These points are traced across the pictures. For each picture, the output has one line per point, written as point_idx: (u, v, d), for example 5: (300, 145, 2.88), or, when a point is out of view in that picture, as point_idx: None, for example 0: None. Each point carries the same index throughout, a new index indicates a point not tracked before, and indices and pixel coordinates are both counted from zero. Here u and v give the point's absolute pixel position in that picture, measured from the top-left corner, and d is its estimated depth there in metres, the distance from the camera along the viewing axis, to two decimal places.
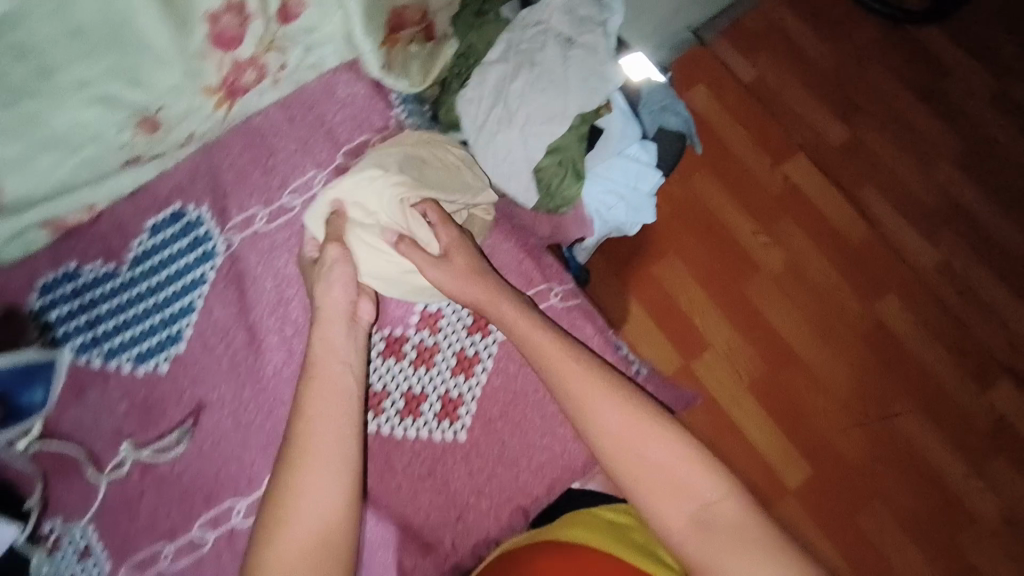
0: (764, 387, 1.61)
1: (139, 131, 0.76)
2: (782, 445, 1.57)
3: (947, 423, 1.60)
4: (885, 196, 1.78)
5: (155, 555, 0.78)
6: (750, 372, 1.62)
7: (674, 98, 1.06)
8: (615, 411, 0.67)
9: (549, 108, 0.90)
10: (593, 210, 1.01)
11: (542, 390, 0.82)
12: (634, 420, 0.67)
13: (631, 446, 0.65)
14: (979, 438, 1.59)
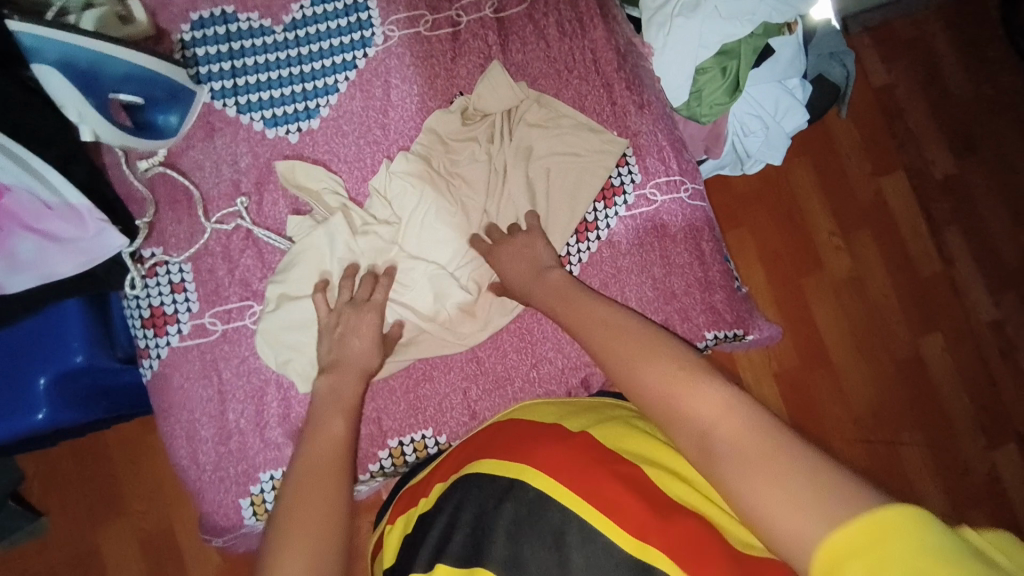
0: (787, 377, 1.55)
1: None
2: None
3: (945, 469, 1.53)
4: (967, 241, 1.64)
5: (242, 311, 0.78)
6: (780, 360, 1.55)
7: (846, 49, 1.01)
8: (614, 340, 0.60)
9: (739, 7, 0.86)
10: (730, 132, 0.99)
11: (646, 276, 0.83)
12: (637, 348, 0.58)
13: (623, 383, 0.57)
14: (973, 497, 1.52)
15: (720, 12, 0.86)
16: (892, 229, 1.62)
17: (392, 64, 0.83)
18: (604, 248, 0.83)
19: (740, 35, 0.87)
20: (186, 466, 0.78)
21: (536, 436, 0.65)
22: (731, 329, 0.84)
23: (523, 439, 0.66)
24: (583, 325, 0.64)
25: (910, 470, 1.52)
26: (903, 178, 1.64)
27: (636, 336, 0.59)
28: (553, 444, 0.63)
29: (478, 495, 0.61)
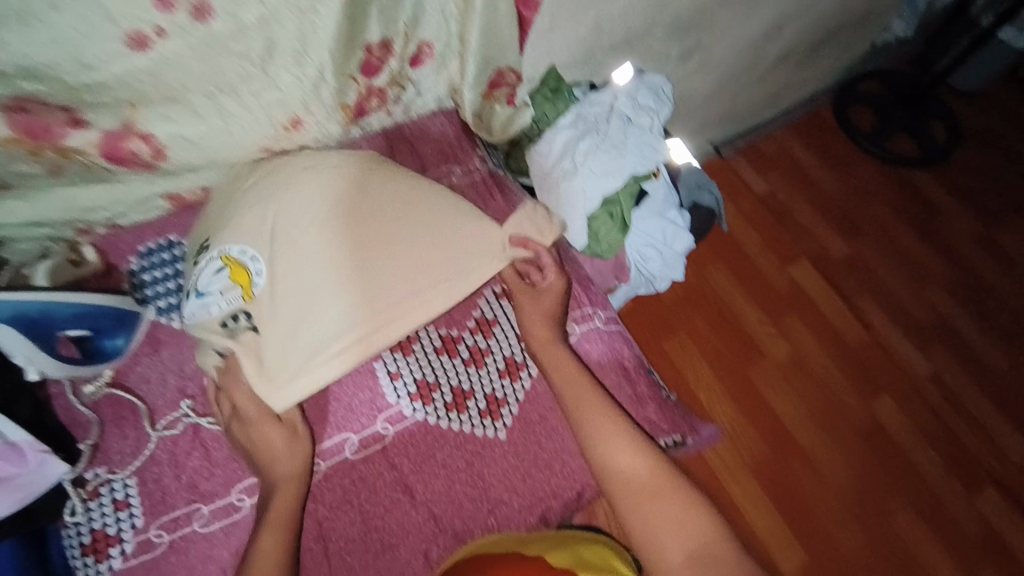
0: (769, 474, 1.56)
1: (285, 127, 0.85)
2: (784, 531, 1.49)
3: (940, 530, 1.51)
4: (882, 309, 1.80)
5: (190, 515, 0.78)
6: (755, 456, 1.58)
7: (708, 180, 1.24)
8: (655, 498, 0.76)
9: (608, 166, 1.05)
10: (632, 260, 1.13)
11: None
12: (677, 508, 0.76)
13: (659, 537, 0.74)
14: (976, 556, 1.49)
15: (595, 172, 1.05)
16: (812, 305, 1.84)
17: None
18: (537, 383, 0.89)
19: (614, 187, 1.05)
20: None
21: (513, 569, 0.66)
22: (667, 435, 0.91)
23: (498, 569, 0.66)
24: (633, 470, 0.79)
25: (911, 541, 1.50)
26: (808, 264, 1.84)
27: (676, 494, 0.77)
28: None
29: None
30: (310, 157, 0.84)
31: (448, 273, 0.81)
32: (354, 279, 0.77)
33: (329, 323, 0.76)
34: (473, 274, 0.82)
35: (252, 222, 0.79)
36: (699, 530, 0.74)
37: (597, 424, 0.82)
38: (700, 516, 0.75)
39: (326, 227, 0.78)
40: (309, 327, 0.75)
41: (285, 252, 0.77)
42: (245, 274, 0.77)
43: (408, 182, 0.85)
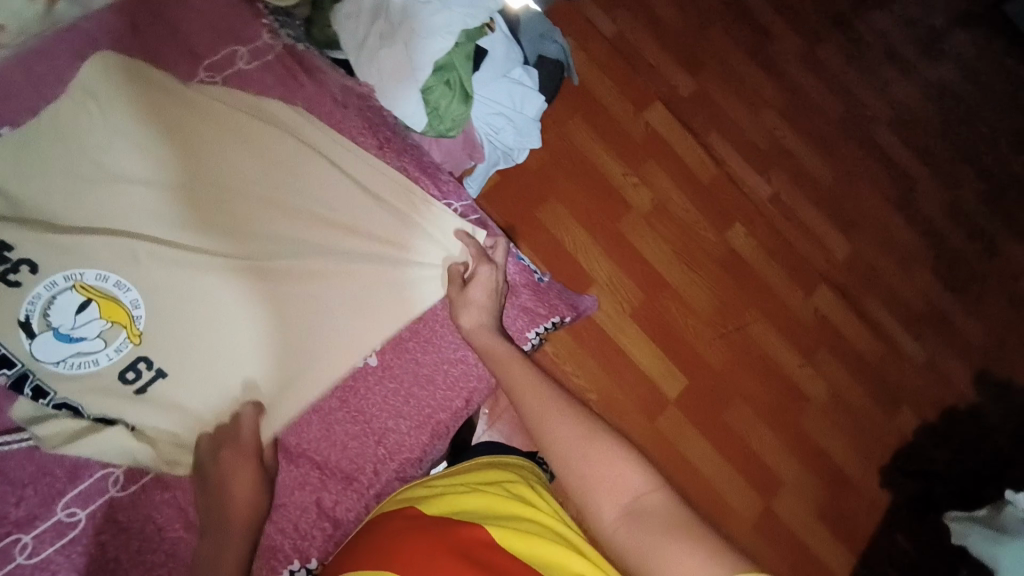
0: (646, 314, 1.69)
1: None
2: (661, 361, 1.66)
3: (784, 327, 1.76)
4: (729, 141, 1.87)
5: (8, 550, 0.63)
6: (632, 301, 1.69)
7: (550, 26, 1.09)
8: (577, 453, 0.58)
9: (433, 22, 0.86)
10: (482, 135, 1.02)
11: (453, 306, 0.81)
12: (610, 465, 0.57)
13: (588, 496, 0.56)
14: (812, 340, 1.76)
15: (418, 34, 0.87)
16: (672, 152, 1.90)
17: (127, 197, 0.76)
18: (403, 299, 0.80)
19: (445, 48, 0.87)
20: None
21: (399, 530, 0.60)
22: (550, 319, 0.87)
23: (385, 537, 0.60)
24: (555, 430, 0.61)
25: (762, 343, 1.74)
26: (660, 106, 1.83)
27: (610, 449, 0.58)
28: (422, 545, 0.57)
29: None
30: (157, 152, 0.73)
31: (352, 270, 0.77)
32: (257, 298, 0.73)
33: (238, 350, 0.72)
34: (379, 273, 0.78)
35: (109, 243, 0.69)
36: (637, 484, 0.55)
37: (516, 370, 0.69)
38: (637, 469, 0.56)
39: (211, 242, 0.73)
40: (215, 359, 0.71)
41: (172, 276, 0.71)
42: (119, 308, 0.69)
43: (285, 171, 0.77)
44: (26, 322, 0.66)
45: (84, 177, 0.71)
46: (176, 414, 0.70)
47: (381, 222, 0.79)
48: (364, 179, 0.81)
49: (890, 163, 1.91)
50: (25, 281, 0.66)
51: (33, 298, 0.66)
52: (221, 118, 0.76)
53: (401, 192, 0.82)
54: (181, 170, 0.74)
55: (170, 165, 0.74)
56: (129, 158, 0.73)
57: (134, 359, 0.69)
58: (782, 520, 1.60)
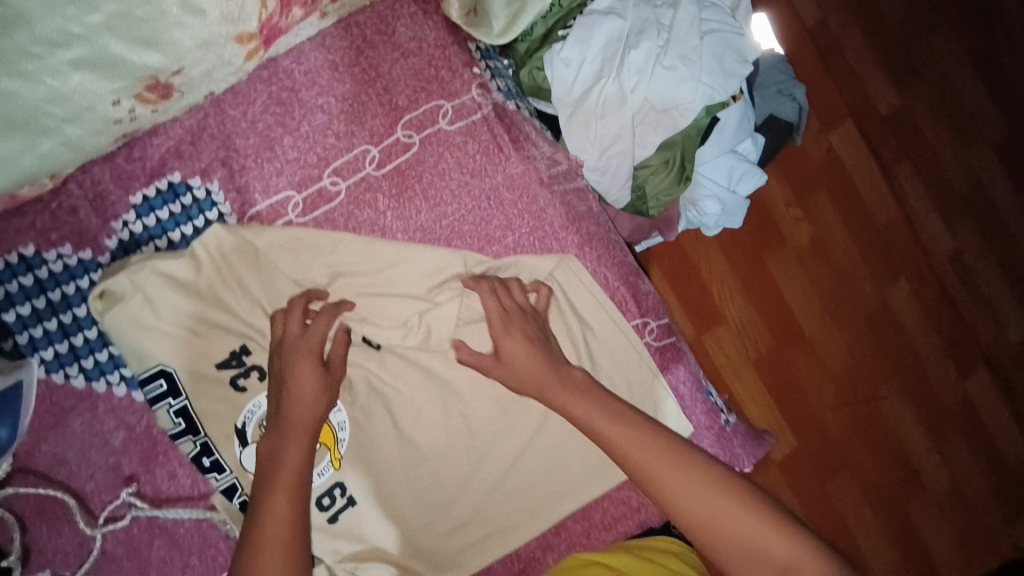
0: (769, 365, 1.48)
1: (145, 100, 0.48)
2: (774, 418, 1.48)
3: (923, 410, 1.52)
4: (921, 179, 1.55)
5: None
6: (758, 348, 1.47)
7: (794, 80, 0.88)
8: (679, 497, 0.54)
9: (671, 91, 0.70)
10: (683, 213, 0.85)
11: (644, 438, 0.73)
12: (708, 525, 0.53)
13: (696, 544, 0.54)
14: (948, 425, 1.52)
15: (653, 103, 0.71)
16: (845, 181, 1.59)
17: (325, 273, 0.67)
18: (579, 433, 0.72)
19: (677, 124, 0.72)
20: None
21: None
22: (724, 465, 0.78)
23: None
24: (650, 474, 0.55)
25: (893, 421, 1.50)
26: (851, 124, 1.51)
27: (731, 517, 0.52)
28: None
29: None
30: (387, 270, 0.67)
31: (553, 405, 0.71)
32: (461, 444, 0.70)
33: (432, 493, 0.69)
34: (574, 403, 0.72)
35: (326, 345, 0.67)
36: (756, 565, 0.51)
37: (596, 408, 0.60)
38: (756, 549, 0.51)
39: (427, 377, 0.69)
40: (414, 500, 0.69)
41: (386, 410, 0.68)
42: (328, 429, 0.66)
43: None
44: (244, 431, 0.62)
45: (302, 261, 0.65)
46: (365, 532, 0.68)
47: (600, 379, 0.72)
48: (588, 325, 0.72)
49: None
50: (253, 388, 0.63)
51: (253, 407, 0.63)
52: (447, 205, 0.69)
53: (623, 350, 0.73)
54: (410, 261, 0.68)
55: (401, 253, 0.67)
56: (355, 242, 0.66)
57: (332, 485, 0.66)
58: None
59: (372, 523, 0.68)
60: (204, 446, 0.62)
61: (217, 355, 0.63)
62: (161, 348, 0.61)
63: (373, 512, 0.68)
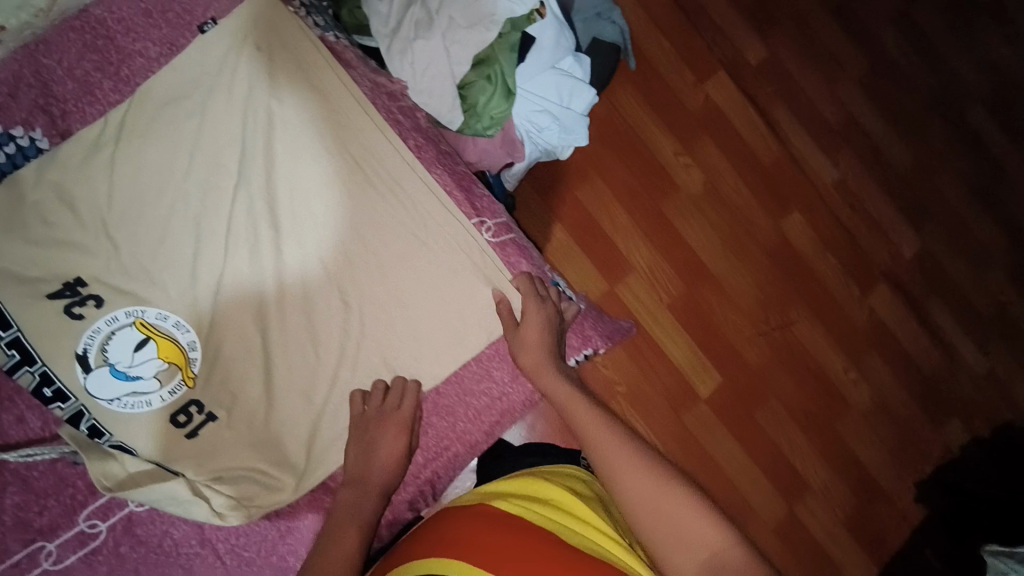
0: (684, 307, 1.46)
1: None
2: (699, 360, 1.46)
3: (833, 327, 1.54)
4: (796, 115, 1.60)
5: (35, 556, 0.66)
6: (670, 292, 1.46)
7: (610, 4, 0.95)
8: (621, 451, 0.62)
9: (474, 9, 0.77)
10: (524, 132, 0.91)
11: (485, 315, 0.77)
12: (657, 482, 0.59)
13: (645, 517, 0.57)
14: (862, 341, 1.55)
15: (458, 20, 0.77)
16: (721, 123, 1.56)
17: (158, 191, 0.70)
18: (433, 331, 0.76)
19: (485, 39, 0.77)
20: None
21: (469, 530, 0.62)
22: (582, 350, 0.84)
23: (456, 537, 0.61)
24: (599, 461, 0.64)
25: (809, 345, 1.53)
26: (723, 77, 1.54)
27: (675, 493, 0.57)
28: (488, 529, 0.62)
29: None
30: (222, 193, 0.71)
31: (397, 297, 0.75)
32: (308, 347, 0.72)
33: (286, 394, 0.71)
34: (417, 294, 0.75)
35: (160, 262, 0.69)
36: (706, 540, 0.54)
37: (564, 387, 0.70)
38: (699, 513, 0.56)
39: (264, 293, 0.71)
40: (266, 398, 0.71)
41: (226, 325, 0.70)
42: (176, 349, 0.69)
43: (344, 214, 0.74)
44: (86, 357, 0.66)
45: (125, 184, 0.69)
46: (221, 436, 0.70)
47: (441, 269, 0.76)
48: (424, 216, 0.76)
49: (974, 145, 1.66)
50: (90, 316, 0.66)
51: (93, 332, 0.66)
52: (259, 116, 0.72)
53: (461, 237, 0.76)
54: (237, 180, 0.71)
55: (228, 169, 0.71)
56: (174, 155, 0.70)
57: (187, 401, 0.69)
58: (805, 525, 1.46)
59: (228, 426, 0.70)
60: (44, 377, 0.65)
61: (51, 287, 0.66)
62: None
63: (231, 417, 0.70)
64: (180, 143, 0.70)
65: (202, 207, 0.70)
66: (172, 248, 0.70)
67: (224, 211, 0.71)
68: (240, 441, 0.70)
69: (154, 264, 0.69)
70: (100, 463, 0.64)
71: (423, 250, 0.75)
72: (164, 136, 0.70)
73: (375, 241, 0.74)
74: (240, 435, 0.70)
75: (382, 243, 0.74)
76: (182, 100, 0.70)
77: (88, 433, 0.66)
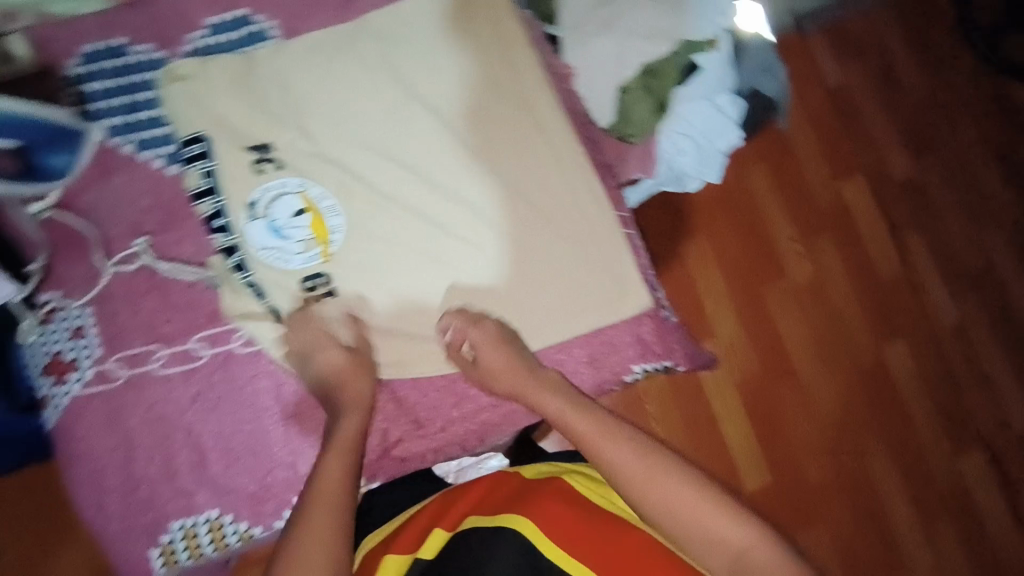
0: (753, 390, 1.42)
1: None
2: (753, 452, 1.39)
3: (909, 472, 1.43)
4: (929, 246, 1.52)
5: (147, 355, 0.76)
6: (746, 373, 1.42)
7: (777, 62, 1.00)
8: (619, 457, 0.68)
9: (655, 26, 0.86)
10: (663, 154, 0.95)
11: (593, 292, 0.81)
12: (688, 488, 0.66)
13: (679, 520, 0.64)
14: (936, 501, 1.43)
15: (638, 33, 0.86)
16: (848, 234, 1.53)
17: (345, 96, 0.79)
18: (541, 292, 0.81)
19: (658, 53, 0.87)
20: (91, 516, 0.75)
21: (512, 496, 0.73)
22: (658, 361, 0.83)
23: (509, 499, 0.73)
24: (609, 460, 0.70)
25: (875, 476, 1.42)
26: (861, 181, 1.52)
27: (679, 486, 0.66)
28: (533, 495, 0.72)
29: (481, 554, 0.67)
30: (408, 125, 0.80)
31: (521, 246, 0.81)
32: (431, 269, 0.80)
33: (404, 296, 0.79)
34: (539, 250, 0.81)
35: (331, 151, 0.78)
36: (736, 545, 0.62)
37: (562, 401, 0.75)
38: (727, 516, 0.64)
39: (410, 215, 0.80)
40: (387, 294, 0.79)
41: (368, 225, 0.79)
42: (323, 226, 0.77)
43: (497, 161, 0.81)
44: (253, 206, 0.76)
45: (325, 80, 0.79)
46: (339, 312, 0.77)
47: (567, 235, 0.81)
48: (567, 186, 0.82)
49: None
50: (267, 175, 0.76)
51: (267, 188, 0.76)
52: (451, 59, 0.81)
53: (595, 214, 0.82)
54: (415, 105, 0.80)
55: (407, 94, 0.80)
56: (372, 68, 0.80)
57: (317, 272, 0.77)
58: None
59: (346, 307, 0.78)
60: (218, 210, 0.75)
61: (247, 141, 0.76)
62: (202, 122, 0.76)
63: (351, 300, 0.78)
64: (380, 61, 0.80)
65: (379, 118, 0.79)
66: (342, 145, 0.78)
67: (396, 126, 0.80)
68: (354, 323, 0.77)
69: (324, 151, 0.78)
70: (233, 295, 0.76)
71: (559, 214, 0.82)
72: (369, 52, 0.80)
73: (519, 192, 0.81)
74: (354, 317, 0.77)
75: (523, 197, 0.81)
76: (392, 28, 0.81)
77: (232, 266, 0.76)
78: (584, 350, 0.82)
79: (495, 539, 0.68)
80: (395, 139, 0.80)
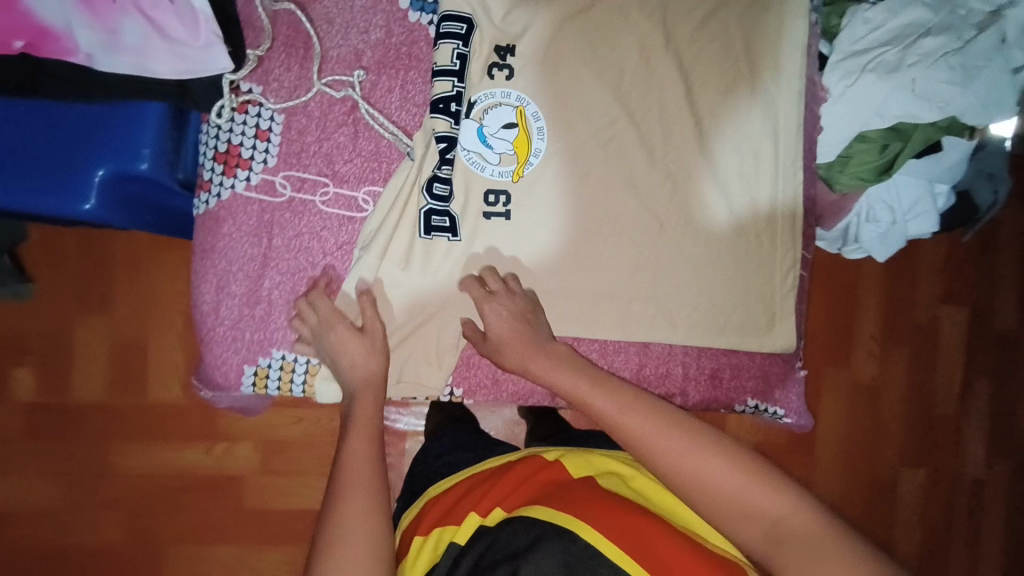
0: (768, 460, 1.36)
1: None
2: None
3: None
4: (992, 404, 1.44)
5: (316, 185, 0.74)
6: (770, 438, 1.36)
7: (1003, 173, 0.94)
8: (666, 440, 0.62)
9: (935, 89, 0.79)
10: (855, 213, 0.92)
11: (748, 326, 0.80)
12: (709, 454, 0.61)
13: (722, 510, 0.58)
14: None
15: (914, 86, 0.79)
16: (920, 361, 1.41)
17: (604, 21, 0.76)
18: (700, 301, 0.79)
19: (921, 115, 0.81)
20: (204, 314, 0.74)
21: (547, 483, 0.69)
22: (772, 404, 0.85)
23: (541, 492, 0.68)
24: (657, 450, 0.62)
25: None
26: (965, 315, 1.41)
27: (747, 483, 0.58)
28: (564, 493, 0.66)
29: (509, 535, 0.61)
30: (653, 80, 0.77)
31: (706, 246, 0.78)
32: (612, 228, 0.77)
33: (575, 247, 0.77)
34: (720, 257, 0.78)
35: (571, 78, 0.76)
36: (778, 511, 0.57)
37: (578, 378, 0.69)
38: (768, 489, 0.58)
39: (614, 169, 0.77)
40: (563, 237, 0.76)
41: (571, 160, 0.76)
42: (526, 145, 0.75)
43: (720, 153, 0.78)
44: (471, 106, 0.74)
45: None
46: (515, 234, 0.76)
47: (753, 257, 0.79)
48: (774, 209, 0.79)
49: None
50: (497, 82, 0.75)
51: (489, 93, 0.74)
52: (719, 33, 0.77)
53: (785, 251, 0.80)
54: (666, 65, 0.77)
55: (664, 49, 0.77)
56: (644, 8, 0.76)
57: (504, 190, 0.75)
58: None
59: (528, 227, 0.76)
60: (456, 94, 0.73)
61: (499, 39, 0.75)
62: (459, 4, 0.73)
63: (530, 227, 0.76)
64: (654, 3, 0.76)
65: (630, 60, 0.76)
66: (583, 74, 0.76)
67: (643, 75, 0.77)
68: (538, 241, 0.76)
69: (564, 70, 0.76)
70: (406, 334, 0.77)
71: (757, 233, 0.79)
72: None
73: (727, 193, 0.78)
74: (541, 232, 0.76)
75: (729, 202, 0.78)
76: None
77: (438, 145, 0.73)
78: (709, 366, 0.82)
79: (515, 525, 0.62)
80: (637, 89, 0.77)
